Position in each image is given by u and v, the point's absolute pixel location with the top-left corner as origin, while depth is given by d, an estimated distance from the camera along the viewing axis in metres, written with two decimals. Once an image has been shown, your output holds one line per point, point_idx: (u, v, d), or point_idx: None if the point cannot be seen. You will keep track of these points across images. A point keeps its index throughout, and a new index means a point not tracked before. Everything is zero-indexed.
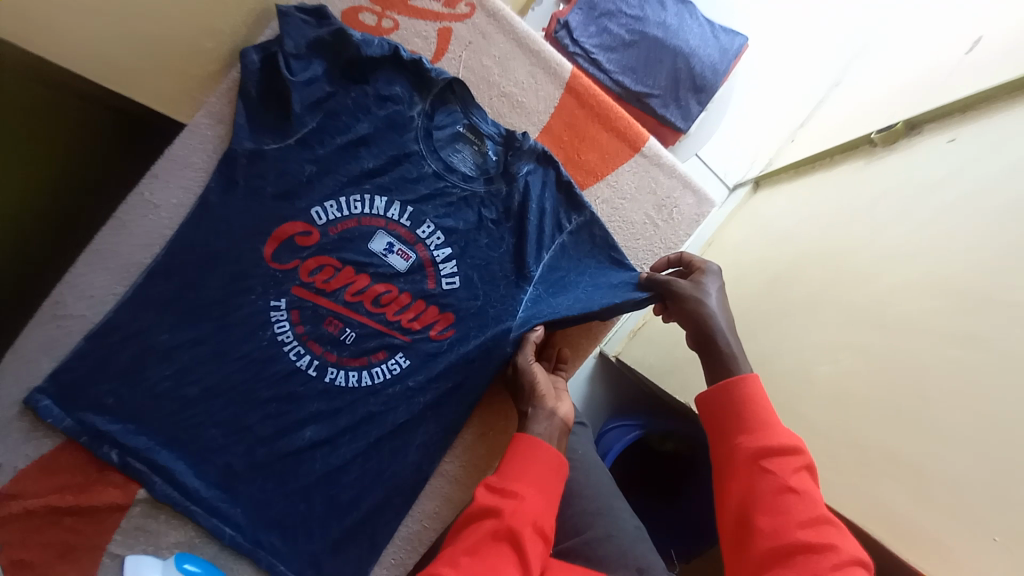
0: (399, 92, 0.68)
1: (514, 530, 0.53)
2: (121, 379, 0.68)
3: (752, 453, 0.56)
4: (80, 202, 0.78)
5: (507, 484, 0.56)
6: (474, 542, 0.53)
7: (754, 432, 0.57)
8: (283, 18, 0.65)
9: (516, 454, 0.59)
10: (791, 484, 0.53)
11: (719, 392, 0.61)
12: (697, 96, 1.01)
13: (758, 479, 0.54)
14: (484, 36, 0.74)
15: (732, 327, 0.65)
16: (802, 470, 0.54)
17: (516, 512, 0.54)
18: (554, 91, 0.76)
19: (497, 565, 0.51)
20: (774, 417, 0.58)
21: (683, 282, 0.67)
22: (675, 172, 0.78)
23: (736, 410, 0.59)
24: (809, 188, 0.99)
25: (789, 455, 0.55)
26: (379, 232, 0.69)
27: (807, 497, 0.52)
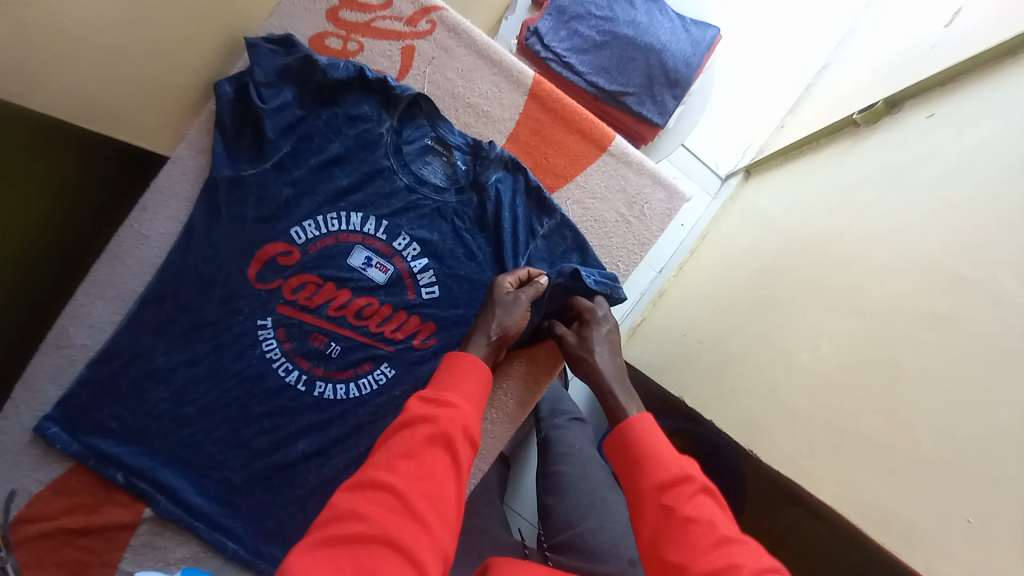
0: (367, 111, 0.70)
1: (448, 438, 0.54)
2: (123, 403, 0.71)
3: (653, 491, 0.55)
4: (76, 241, 0.80)
5: (442, 395, 0.57)
6: (410, 447, 0.53)
7: (648, 468, 0.56)
8: (252, 49, 0.68)
9: (452, 371, 0.60)
10: (689, 514, 0.52)
11: (614, 440, 0.61)
12: (672, 91, 1.01)
13: (660, 516, 0.53)
14: (446, 51, 0.76)
15: (623, 380, 0.68)
16: (700, 494, 0.53)
17: (455, 422, 0.55)
18: (518, 98, 0.77)
19: (434, 467, 0.52)
20: (667, 449, 0.58)
21: (574, 338, 0.70)
22: (644, 169, 0.78)
23: (629, 453, 0.59)
24: (797, 173, 0.98)
25: (683, 484, 0.54)
26: (357, 247, 0.71)
27: (708, 522, 0.51)
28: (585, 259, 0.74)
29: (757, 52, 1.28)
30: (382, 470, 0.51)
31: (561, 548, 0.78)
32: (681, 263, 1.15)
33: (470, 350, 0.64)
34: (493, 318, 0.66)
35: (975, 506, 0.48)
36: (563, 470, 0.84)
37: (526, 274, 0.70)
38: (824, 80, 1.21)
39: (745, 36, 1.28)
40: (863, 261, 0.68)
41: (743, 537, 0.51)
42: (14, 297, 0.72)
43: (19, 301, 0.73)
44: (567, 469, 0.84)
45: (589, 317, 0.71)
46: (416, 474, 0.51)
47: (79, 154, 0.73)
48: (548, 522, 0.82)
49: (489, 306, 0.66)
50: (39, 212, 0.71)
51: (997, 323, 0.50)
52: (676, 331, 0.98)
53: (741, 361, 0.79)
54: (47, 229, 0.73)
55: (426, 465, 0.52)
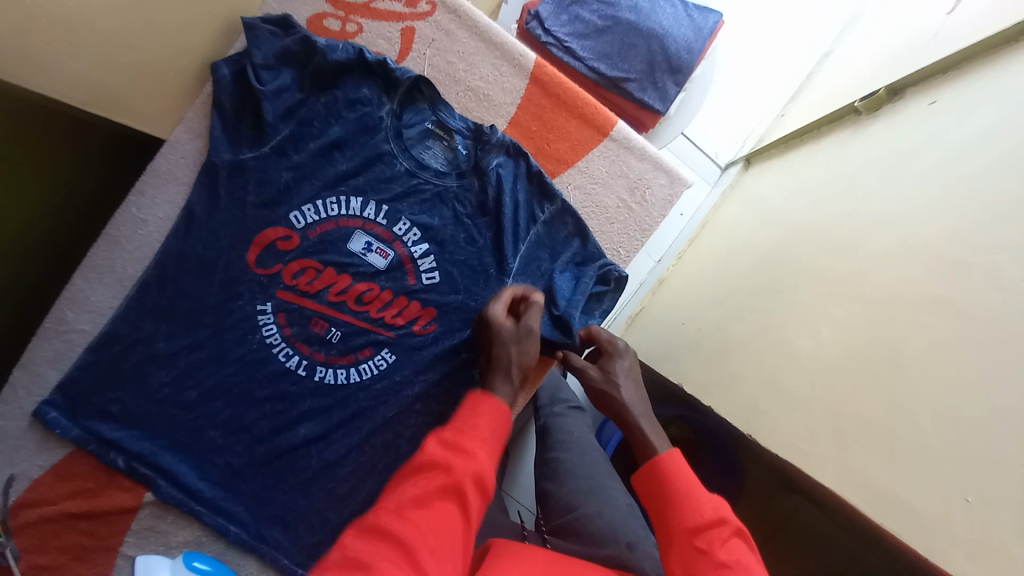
0: (367, 94, 0.69)
1: (461, 487, 0.53)
2: (123, 388, 0.71)
3: (685, 533, 0.55)
4: (70, 227, 0.78)
5: (459, 441, 0.56)
6: (423, 495, 0.52)
7: (680, 510, 0.57)
8: (250, 30, 0.67)
9: (473, 415, 0.59)
10: (723, 559, 0.52)
11: (644, 479, 0.61)
12: (674, 77, 1.00)
13: (693, 558, 0.54)
14: (447, 33, 0.75)
15: (648, 411, 0.69)
16: (731, 538, 0.54)
17: (467, 470, 0.54)
18: (519, 82, 0.76)
19: (444, 519, 0.51)
20: (698, 489, 0.58)
21: (596, 372, 0.70)
22: (646, 155, 0.78)
23: (661, 493, 0.59)
24: (798, 161, 0.97)
25: (717, 527, 0.55)
26: (357, 232, 0.70)
27: (741, 567, 0.51)
28: (593, 253, 0.74)
29: (758, 39, 1.26)
30: (395, 520, 0.51)
31: (558, 531, 0.79)
32: (680, 252, 1.15)
33: (495, 391, 0.63)
34: (514, 356, 0.65)
35: (972, 484, 0.48)
36: (562, 456, 0.85)
37: (515, 295, 0.68)
38: (827, 68, 1.19)
39: (747, 24, 1.26)
40: (863, 247, 0.68)
41: None
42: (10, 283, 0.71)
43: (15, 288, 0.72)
44: (565, 455, 0.85)
45: (609, 350, 0.72)
46: (425, 525, 0.50)
47: (73, 137, 0.72)
48: (547, 506, 0.83)
49: (498, 348, 0.65)
50: (31, 197, 0.69)
51: (997, 307, 0.50)
52: (676, 320, 0.98)
53: (740, 348, 0.79)
54: (34, 216, 0.71)
55: (442, 517, 0.51)
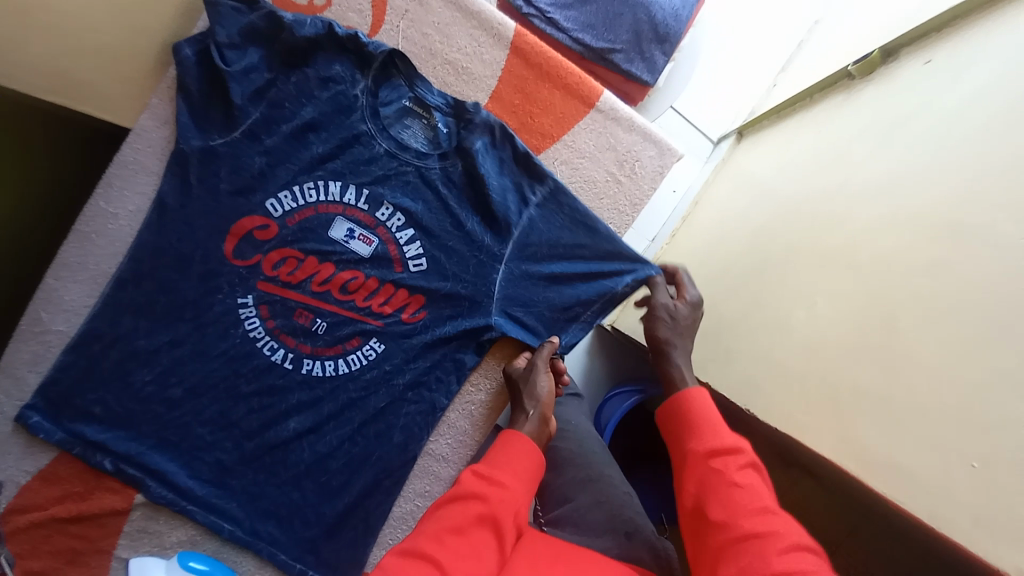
0: (340, 71, 0.65)
1: (497, 521, 0.55)
2: (104, 388, 0.69)
3: (703, 455, 0.59)
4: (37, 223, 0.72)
5: (494, 475, 0.58)
6: (460, 522, 0.53)
7: (702, 436, 0.60)
8: (212, 7, 0.63)
9: (508, 451, 0.61)
10: (736, 480, 0.55)
11: (672, 402, 0.66)
12: (661, 47, 0.96)
13: (707, 478, 0.57)
14: (422, 4, 0.70)
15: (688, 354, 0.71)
16: (746, 468, 0.57)
17: (502, 501, 0.56)
18: (500, 53, 0.72)
19: (479, 549, 0.52)
20: (721, 423, 0.61)
21: (664, 296, 0.73)
22: (634, 126, 0.75)
23: (686, 418, 0.63)
24: (793, 131, 0.94)
25: (733, 454, 0.58)
26: (338, 219, 0.68)
27: (752, 489, 0.54)
28: (627, 259, 0.72)
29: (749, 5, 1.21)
30: (433, 541, 0.52)
31: (559, 522, 0.77)
32: (674, 231, 1.12)
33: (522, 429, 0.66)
34: (526, 393, 0.69)
35: (978, 450, 0.47)
36: (560, 445, 0.84)
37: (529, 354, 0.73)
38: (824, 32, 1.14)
39: None
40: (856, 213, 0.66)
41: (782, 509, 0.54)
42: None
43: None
44: (563, 444, 0.84)
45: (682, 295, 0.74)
46: (462, 552, 0.51)
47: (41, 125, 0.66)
48: (546, 497, 0.82)
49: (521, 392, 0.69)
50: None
51: (999, 266, 0.49)
52: None
53: (737, 323, 0.78)
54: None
55: (478, 542, 0.53)
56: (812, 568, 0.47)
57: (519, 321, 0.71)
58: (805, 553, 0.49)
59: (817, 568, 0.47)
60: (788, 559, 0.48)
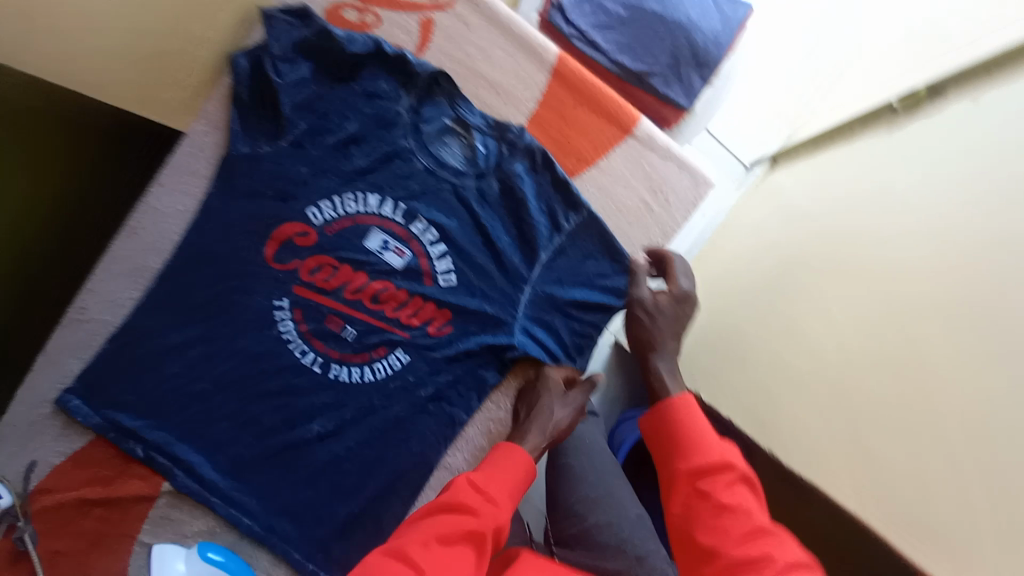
0: (385, 88, 0.67)
1: (482, 537, 0.56)
2: (141, 378, 0.72)
3: (690, 475, 0.59)
4: (74, 226, 0.77)
5: (488, 490, 0.59)
6: (449, 535, 0.55)
7: (688, 451, 0.61)
8: (268, 21, 0.66)
9: (505, 465, 0.62)
10: (725, 503, 0.56)
11: (656, 415, 0.66)
12: (700, 72, 0.96)
13: (695, 499, 0.58)
14: (468, 25, 0.72)
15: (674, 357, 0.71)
16: (735, 485, 0.57)
17: (491, 519, 0.58)
18: (540, 76, 0.72)
19: (460, 561, 0.54)
20: (708, 434, 0.61)
21: (647, 297, 0.71)
22: (670, 154, 0.74)
23: (672, 432, 0.63)
24: (825, 162, 0.93)
25: (722, 472, 0.58)
26: (374, 230, 0.69)
27: (742, 512, 0.55)
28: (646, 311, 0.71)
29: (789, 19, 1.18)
30: (412, 545, 0.54)
31: (570, 542, 0.78)
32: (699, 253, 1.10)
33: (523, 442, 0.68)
34: (542, 405, 0.70)
35: None
36: (573, 462, 0.84)
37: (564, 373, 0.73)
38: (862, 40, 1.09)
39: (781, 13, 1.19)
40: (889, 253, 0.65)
41: (773, 523, 0.56)
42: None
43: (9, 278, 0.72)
44: (575, 462, 0.84)
45: (672, 284, 0.71)
46: (445, 564, 0.53)
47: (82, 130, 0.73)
48: (556, 514, 0.82)
49: (540, 400, 0.70)
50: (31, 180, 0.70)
51: None
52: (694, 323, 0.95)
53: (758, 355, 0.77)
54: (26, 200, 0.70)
55: (457, 556, 0.54)
56: None
57: (540, 342, 0.72)
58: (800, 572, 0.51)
59: None
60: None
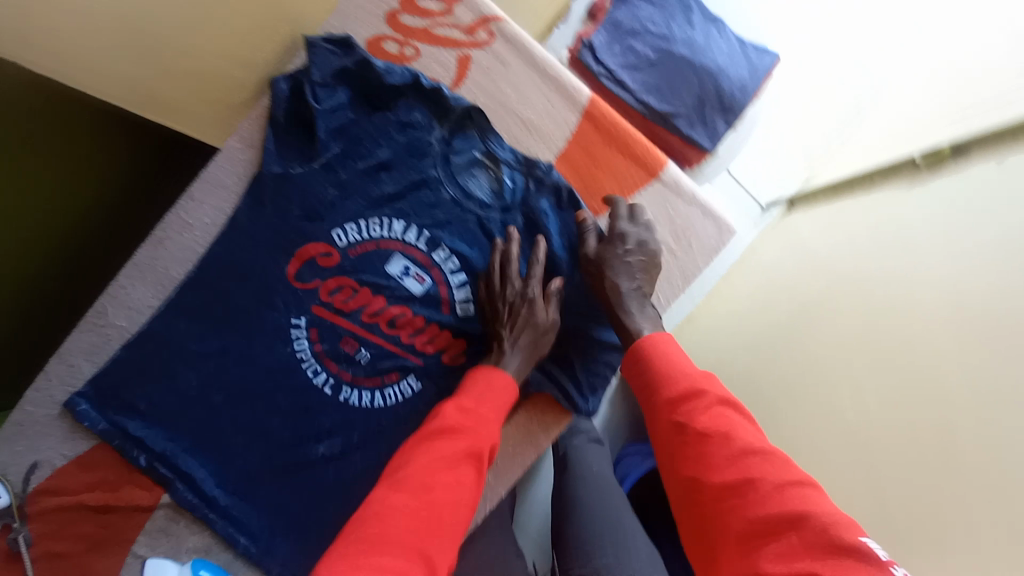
0: (418, 118, 0.69)
1: (480, 452, 0.56)
2: (152, 387, 0.72)
3: (666, 407, 0.56)
4: (116, 222, 0.83)
5: (478, 408, 0.58)
6: (448, 455, 0.54)
7: (661, 386, 0.58)
8: (311, 48, 0.67)
9: (488, 383, 0.61)
10: (702, 430, 0.53)
11: (628, 359, 0.62)
12: (724, 116, 0.97)
13: (673, 429, 0.55)
14: (504, 63, 0.72)
15: (637, 291, 0.65)
16: (715, 411, 0.54)
17: (484, 436, 0.57)
18: (571, 116, 0.73)
19: (462, 482, 0.53)
20: (683, 365, 0.58)
21: (593, 245, 0.67)
22: (695, 200, 0.72)
23: (644, 370, 0.60)
24: (844, 210, 0.91)
25: (697, 398, 0.55)
26: (396, 255, 0.70)
27: (722, 435, 0.52)
28: None
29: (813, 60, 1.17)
30: (417, 471, 0.53)
31: None
32: (710, 290, 1.08)
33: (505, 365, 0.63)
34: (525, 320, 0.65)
35: None
36: (583, 497, 0.82)
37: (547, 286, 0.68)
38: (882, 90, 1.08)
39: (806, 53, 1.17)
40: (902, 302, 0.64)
41: (762, 440, 0.52)
42: (24, 262, 0.73)
43: (39, 275, 0.76)
44: (585, 497, 0.82)
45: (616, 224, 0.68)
46: (448, 486, 0.52)
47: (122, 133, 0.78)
48: (564, 552, 0.79)
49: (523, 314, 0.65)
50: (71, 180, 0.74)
51: None
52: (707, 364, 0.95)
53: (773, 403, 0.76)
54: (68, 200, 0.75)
55: (465, 475, 0.54)
56: (801, 505, 0.46)
57: (553, 380, 0.71)
58: (796, 489, 0.47)
59: (809, 501, 0.46)
60: (767, 506, 0.47)
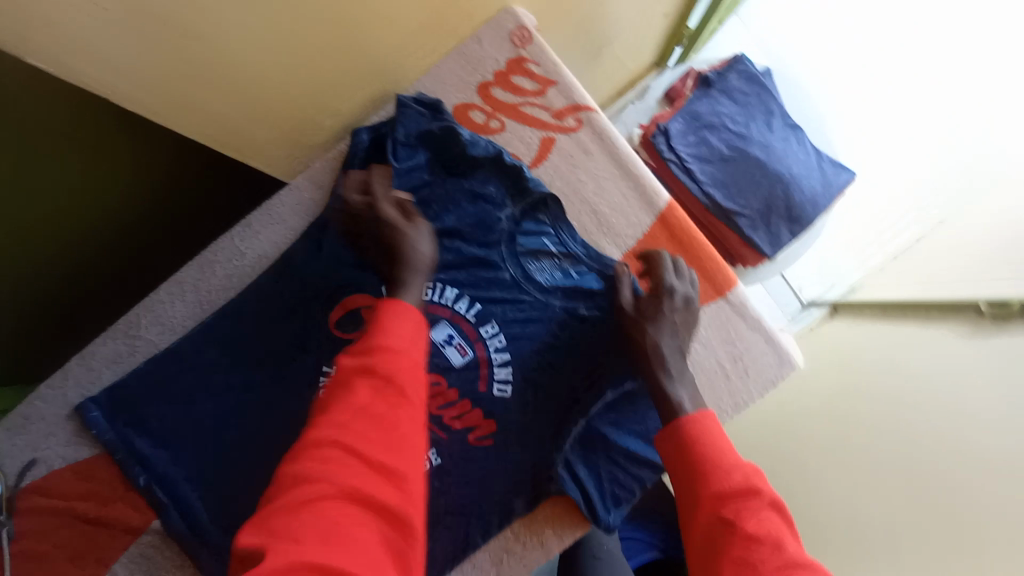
0: (492, 192, 0.70)
1: (395, 385, 0.47)
2: (169, 407, 0.70)
3: (711, 500, 0.47)
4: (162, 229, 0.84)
5: (377, 343, 0.49)
6: (359, 400, 0.45)
7: (707, 473, 0.49)
8: (402, 107, 0.69)
9: (387, 315, 0.51)
10: (752, 534, 0.44)
11: (668, 430, 0.53)
12: (790, 226, 0.94)
13: (717, 529, 0.46)
14: (586, 152, 0.73)
15: (678, 349, 0.61)
16: (764, 514, 0.45)
17: (394, 365, 0.47)
18: (645, 218, 0.71)
19: (383, 419, 0.45)
20: (729, 451, 0.50)
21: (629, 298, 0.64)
22: (760, 326, 0.69)
23: (687, 449, 0.51)
24: (904, 342, 0.85)
25: (747, 494, 0.47)
26: (442, 322, 0.67)
27: (774, 545, 0.43)
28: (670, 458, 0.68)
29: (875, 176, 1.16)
30: (340, 426, 0.45)
31: None
32: None
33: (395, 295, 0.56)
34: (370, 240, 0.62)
35: None
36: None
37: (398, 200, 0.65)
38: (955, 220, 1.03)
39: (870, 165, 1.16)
40: (963, 464, 0.65)
41: (815, 562, 0.43)
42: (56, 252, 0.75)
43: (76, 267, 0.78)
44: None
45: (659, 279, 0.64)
46: (366, 431, 0.44)
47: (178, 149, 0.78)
48: None
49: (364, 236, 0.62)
50: (104, 184, 0.75)
51: None
52: None
53: None
54: (90, 207, 0.75)
55: (393, 418, 0.46)
56: None
57: (580, 483, 0.66)
58: None
59: None
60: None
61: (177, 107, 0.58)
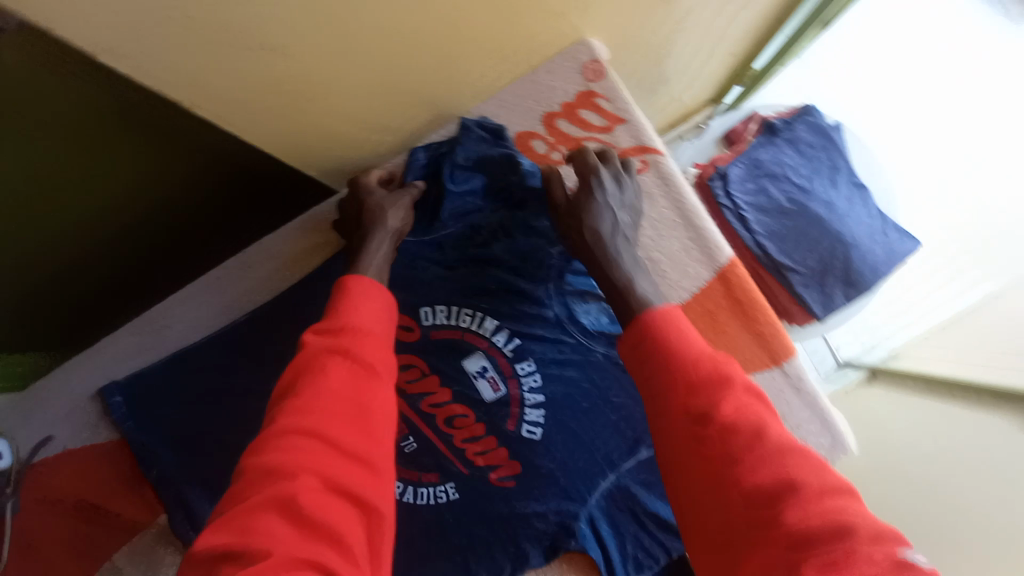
0: (545, 227, 0.68)
1: (365, 366, 0.48)
2: (190, 403, 0.69)
3: (683, 402, 0.45)
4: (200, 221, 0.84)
5: (344, 323, 0.50)
6: (331, 384, 0.46)
7: (677, 377, 0.46)
8: (465, 130, 0.69)
9: (349, 293, 0.53)
10: (728, 426, 0.43)
11: (633, 334, 0.51)
12: (846, 289, 0.89)
13: (692, 429, 0.44)
14: (648, 195, 0.70)
15: (614, 235, 0.60)
16: (740, 403, 0.44)
17: (360, 345, 0.49)
18: (704, 272, 0.68)
19: (352, 399, 0.46)
20: (695, 343, 0.48)
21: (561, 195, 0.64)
22: (815, 404, 0.65)
23: (654, 352, 0.49)
24: (959, 425, 0.81)
25: (719, 386, 0.45)
26: (477, 353, 0.65)
27: (753, 432, 0.42)
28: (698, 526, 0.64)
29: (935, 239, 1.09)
30: (308, 417, 0.44)
31: None
32: None
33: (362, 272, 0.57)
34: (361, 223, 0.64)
35: None
36: None
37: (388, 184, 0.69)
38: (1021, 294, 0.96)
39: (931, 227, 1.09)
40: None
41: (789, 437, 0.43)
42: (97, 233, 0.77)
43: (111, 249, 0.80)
44: None
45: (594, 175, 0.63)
46: (338, 414, 0.45)
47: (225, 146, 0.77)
48: None
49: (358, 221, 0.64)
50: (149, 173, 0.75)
51: None
52: None
53: None
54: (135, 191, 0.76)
55: (363, 394, 0.47)
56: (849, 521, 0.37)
57: (602, 541, 0.63)
58: (836, 498, 0.38)
59: (855, 517, 0.37)
60: (808, 519, 0.37)
61: (238, 108, 0.58)
